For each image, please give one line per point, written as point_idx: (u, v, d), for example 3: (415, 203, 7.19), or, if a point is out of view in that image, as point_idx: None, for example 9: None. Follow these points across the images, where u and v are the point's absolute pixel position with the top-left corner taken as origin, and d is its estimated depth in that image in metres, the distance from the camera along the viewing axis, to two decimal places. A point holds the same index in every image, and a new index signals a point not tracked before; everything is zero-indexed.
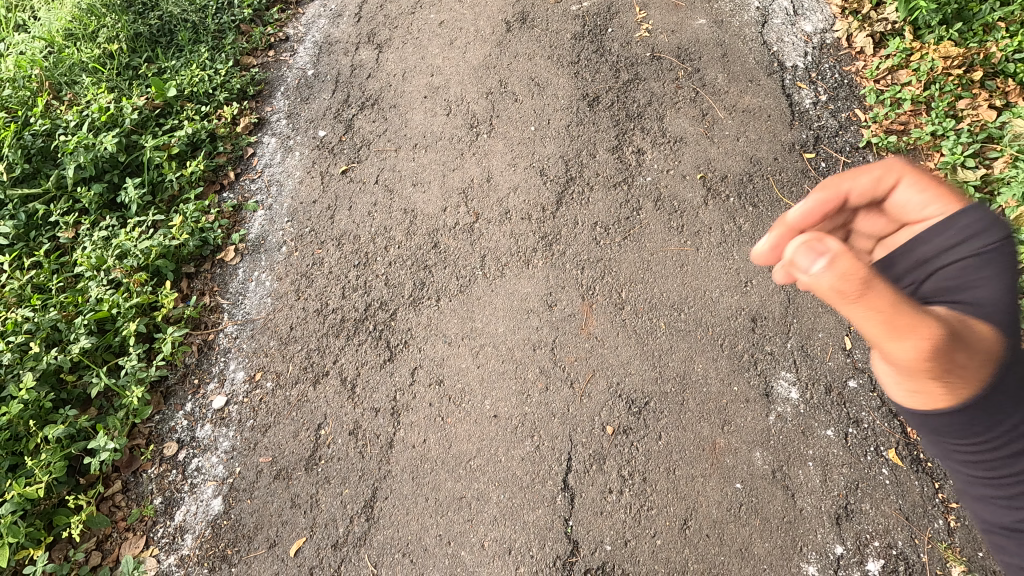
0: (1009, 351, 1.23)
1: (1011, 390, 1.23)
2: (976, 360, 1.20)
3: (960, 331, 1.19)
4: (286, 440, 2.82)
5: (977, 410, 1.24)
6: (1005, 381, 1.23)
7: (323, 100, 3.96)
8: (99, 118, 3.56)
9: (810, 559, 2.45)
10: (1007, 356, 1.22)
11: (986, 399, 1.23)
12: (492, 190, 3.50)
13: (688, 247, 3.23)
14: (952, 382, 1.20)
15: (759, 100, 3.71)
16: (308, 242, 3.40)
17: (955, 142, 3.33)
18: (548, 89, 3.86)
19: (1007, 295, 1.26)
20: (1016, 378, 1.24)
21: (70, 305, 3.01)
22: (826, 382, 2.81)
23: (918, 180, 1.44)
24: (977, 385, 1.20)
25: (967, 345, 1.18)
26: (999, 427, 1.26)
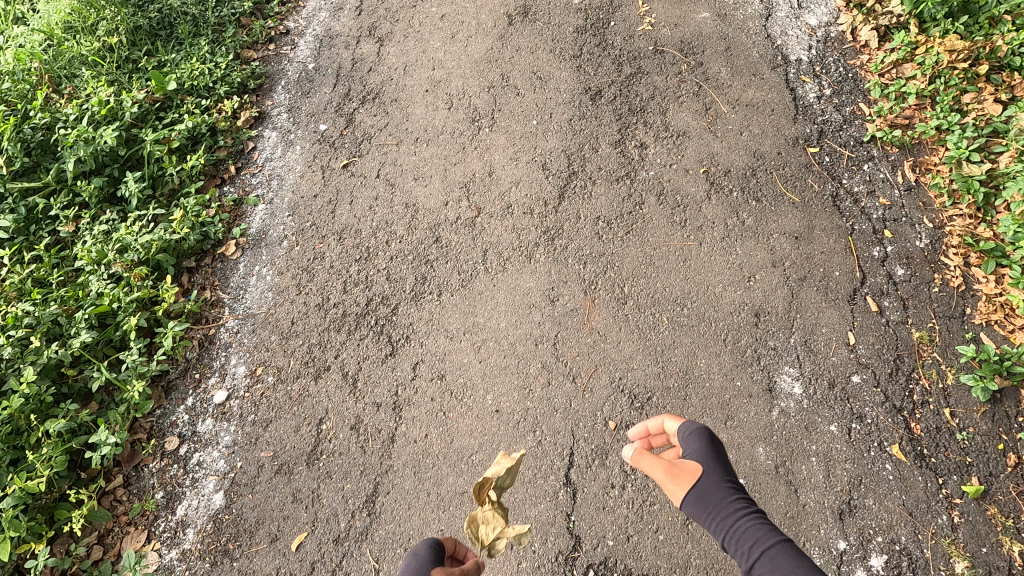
0: (707, 471, 1.88)
1: (712, 492, 1.84)
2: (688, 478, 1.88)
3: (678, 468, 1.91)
4: (287, 434, 2.82)
5: (695, 503, 1.85)
6: (706, 488, 1.85)
7: (324, 94, 3.93)
8: (99, 112, 3.55)
9: (812, 554, 2.44)
10: (706, 469, 1.89)
11: (693, 498, 1.85)
12: (494, 184, 3.48)
13: (691, 242, 3.21)
14: (679, 489, 1.87)
15: (762, 94, 3.68)
16: (310, 237, 3.38)
17: (959, 136, 3.30)
18: (550, 83, 3.83)
19: (707, 447, 1.94)
20: (716, 486, 1.85)
21: (70, 299, 3.00)
22: (829, 377, 2.80)
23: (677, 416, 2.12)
24: (685, 484, 1.87)
25: (683, 472, 1.90)
26: (714, 518, 1.81)
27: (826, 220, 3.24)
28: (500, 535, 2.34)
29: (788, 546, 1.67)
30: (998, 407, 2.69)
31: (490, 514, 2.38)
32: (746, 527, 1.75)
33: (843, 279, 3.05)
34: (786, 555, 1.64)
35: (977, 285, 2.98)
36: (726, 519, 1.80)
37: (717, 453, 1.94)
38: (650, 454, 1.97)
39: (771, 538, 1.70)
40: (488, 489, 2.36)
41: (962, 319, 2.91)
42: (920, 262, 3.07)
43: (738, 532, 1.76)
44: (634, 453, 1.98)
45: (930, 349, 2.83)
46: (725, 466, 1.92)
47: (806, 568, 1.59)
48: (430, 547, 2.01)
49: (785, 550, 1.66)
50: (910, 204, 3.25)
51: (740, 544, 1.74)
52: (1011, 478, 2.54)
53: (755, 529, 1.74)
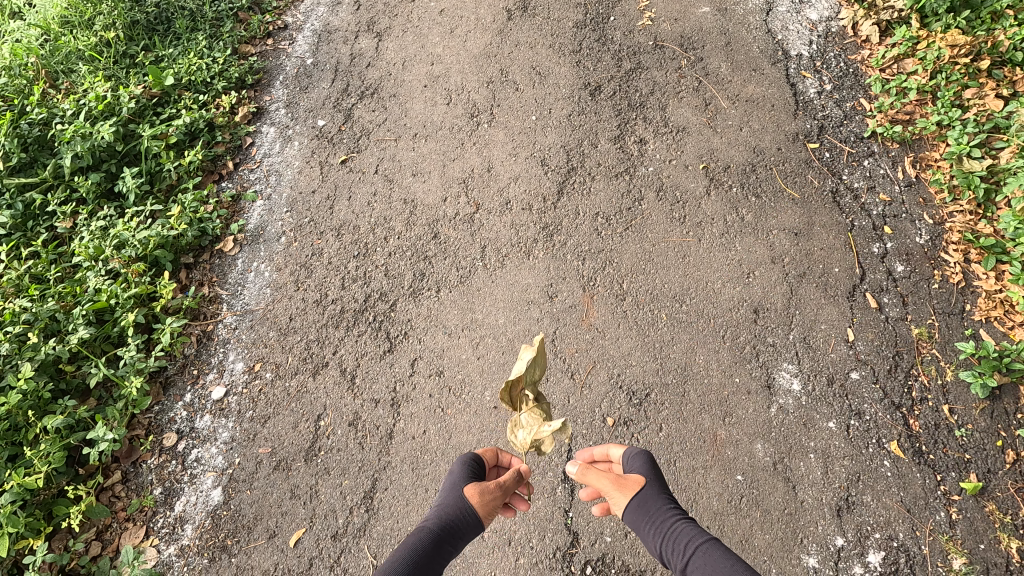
0: (648, 483, 2.19)
1: (652, 502, 2.13)
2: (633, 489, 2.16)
3: (622, 480, 2.19)
4: (285, 430, 2.82)
5: (637, 510, 2.12)
6: (647, 498, 2.14)
7: (322, 89, 3.92)
8: (96, 107, 3.53)
9: (811, 550, 2.44)
10: (647, 483, 2.19)
11: (636, 505, 2.12)
12: (492, 180, 3.47)
13: (690, 238, 3.20)
14: (623, 497, 2.15)
15: (762, 90, 3.66)
16: (308, 233, 3.37)
17: (960, 132, 3.28)
18: (549, 78, 3.82)
19: (648, 464, 2.26)
20: (654, 497, 2.14)
21: (68, 296, 2.99)
22: (828, 374, 2.79)
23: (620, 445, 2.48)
24: (629, 492, 2.15)
25: (626, 484, 2.18)
26: (653, 523, 2.08)
27: (826, 216, 3.23)
28: (539, 436, 2.38)
29: (716, 543, 1.94)
30: (997, 404, 2.68)
31: (530, 415, 2.45)
32: (681, 528, 2.02)
33: (842, 276, 3.04)
34: (713, 547, 1.92)
35: (977, 281, 2.97)
36: (664, 525, 2.06)
37: (656, 471, 2.25)
38: (596, 470, 2.26)
39: (700, 535, 1.98)
40: (520, 390, 2.42)
41: (961, 316, 2.90)
42: (919, 258, 3.06)
43: (674, 535, 2.02)
44: (582, 469, 2.25)
45: (929, 345, 2.83)
46: (663, 483, 2.24)
47: (730, 559, 1.86)
48: (466, 464, 2.35)
49: (714, 548, 1.93)
50: (910, 200, 3.23)
51: (675, 544, 2.00)
52: (1010, 475, 2.54)
53: (687, 529, 2.02)
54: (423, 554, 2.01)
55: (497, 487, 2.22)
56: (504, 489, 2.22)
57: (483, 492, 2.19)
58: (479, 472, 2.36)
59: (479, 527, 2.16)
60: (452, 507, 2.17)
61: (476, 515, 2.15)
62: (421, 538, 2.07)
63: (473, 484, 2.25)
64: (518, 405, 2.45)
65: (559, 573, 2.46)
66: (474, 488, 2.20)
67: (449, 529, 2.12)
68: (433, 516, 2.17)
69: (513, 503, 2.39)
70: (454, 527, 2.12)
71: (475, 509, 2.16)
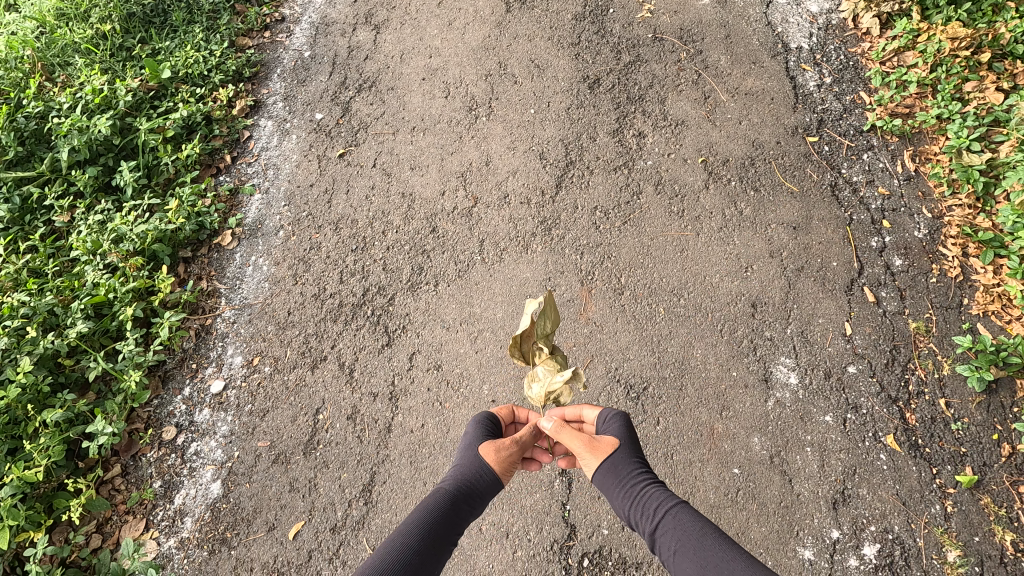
0: (620, 447, 2.12)
1: (623, 465, 2.05)
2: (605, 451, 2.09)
3: (594, 440, 2.12)
4: (284, 424, 2.83)
5: (607, 473, 2.05)
6: (619, 461, 2.07)
7: (320, 82, 3.90)
8: (93, 100, 3.52)
9: (806, 543, 2.46)
10: (621, 447, 2.12)
11: (607, 468, 2.05)
12: (491, 173, 3.46)
13: (688, 232, 3.20)
14: (594, 460, 2.08)
15: (762, 83, 3.65)
16: (306, 227, 3.37)
17: (960, 125, 3.27)
18: (548, 71, 3.80)
19: (621, 428, 2.19)
20: (626, 461, 2.07)
21: (66, 290, 2.99)
22: (825, 368, 2.80)
23: (592, 407, 2.44)
24: (601, 455, 2.07)
25: (598, 444, 2.10)
26: (623, 487, 2.00)
27: (824, 210, 3.22)
28: (552, 388, 2.37)
29: (685, 507, 1.86)
30: (994, 398, 2.69)
31: (545, 366, 2.42)
32: (652, 492, 1.94)
33: (841, 270, 3.04)
34: (682, 511, 1.84)
35: (975, 275, 2.97)
36: (634, 489, 1.98)
37: (629, 437, 2.18)
38: (571, 430, 2.18)
39: (671, 499, 1.90)
40: (531, 344, 2.38)
41: (959, 310, 2.90)
42: (918, 252, 3.06)
43: (644, 498, 1.94)
44: (556, 427, 2.17)
45: (926, 339, 2.83)
46: (638, 448, 2.16)
47: (700, 523, 1.78)
48: (481, 425, 2.30)
49: (683, 511, 1.84)
50: (909, 194, 3.23)
51: (645, 508, 1.91)
52: (1006, 468, 2.55)
53: (658, 494, 1.93)
54: (440, 517, 1.89)
55: (512, 442, 2.16)
56: (520, 446, 2.17)
57: (498, 447, 2.13)
58: (494, 430, 2.32)
59: (498, 485, 2.08)
60: (468, 468, 2.08)
61: (494, 472, 2.07)
62: (438, 500, 1.95)
63: (488, 442, 2.17)
64: (531, 358, 2.43)
65: (556, 565, 2.48)
66: (490, 445, 2.13)
67: (466, 492, 2.01)
68: (449, 478, 2.07)
69: (535, 456, 2.39)
70: (471, 488, 2.02)
71: (492, 467, 2.08)
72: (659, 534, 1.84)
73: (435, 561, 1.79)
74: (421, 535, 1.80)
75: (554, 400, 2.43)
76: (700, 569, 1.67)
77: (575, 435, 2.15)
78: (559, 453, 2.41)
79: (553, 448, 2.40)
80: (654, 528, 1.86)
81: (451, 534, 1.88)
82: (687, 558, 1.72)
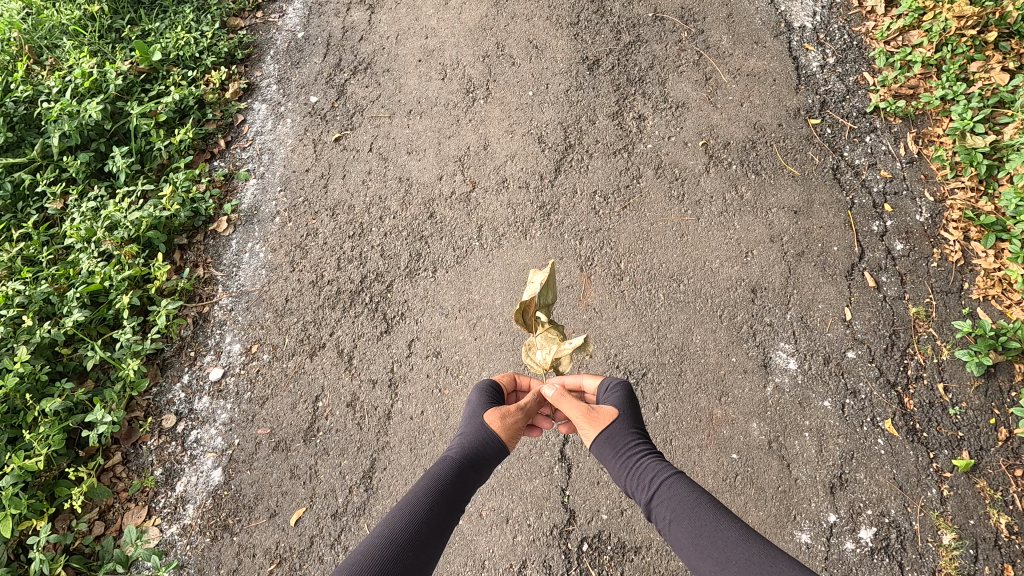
0: (620, 418, 2.13)
1: (621, 436, 2.07)
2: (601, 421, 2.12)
3: (594, 410, 2.15)
4: (284, 411, 2.83)
5: (605, 443, 2.07)
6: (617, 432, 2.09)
7: (314, 64, 3.82)
8: (83, 84, 3.45)
9: (804, 527, 2.48)
10: (619, 417, 2.14)
11: (605, 438, 2.08)
12: (489, 157, 3.42)
13: (688, 216, 3.17)
14: (592, 430, 2.11)
15: (764, 64, 3.59)
16: (302, 213, 3.33)
17: (964, 107, 3.22)
18: (546, 52, 3.73)
19: (621, 399, 2.21)
20: (625, 432, 2.08)
21: (61, 278, 2.96)
22: (824, 353, 2.80)
23: (593, 376, 2.46)
24: (599, 425, 2.10)
25: (599, 414, 2.13)
26: (620, 457, 2.03)
27: (825, 194, 3.19)
28: (557, 355, 2.37)
29: (680, 478, 1.87)
30: (992, 382, 2.70)
31: (547, 335, 2.41)
32: (648, 463, 1.96)
33: (841, 255, 3.02)
34: (678, 482, 1.85)
35: (976, 259, 2.96)
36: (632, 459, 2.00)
37: (628, 407, 2.20)
38: (571, 399, 2.22)
39: (667, 470, 1.91)
40: (533, 315, 2.35)
41: (959, 294, 2.89)
42: (919, 237, 3.04)
43: (640, 469, 1.96)
44: (556, 394, 2.24)
45: (926, 324, 2.83)
46: (637, 418, 2.18)
47: (694, 492, 1.79)
48: (484, 392, 2.32)
49: (678, 482, 1.86)
50: (912, 177, 3.20)
51: (641, 479, 1.94)
52: (1002, 452, 2.57)
53: (654, 465, 1.95)
54: (447, 484, 1.91)
55: (517, 410, 2.20)
56: (526, 412, 2.22)
57: (504, 415, 2.17)
58: (498, 398, 2.35)
59: (504, 452, 2.12)
60: (473, 435, 2.11)
61: (499, 440, 2.11)
62: (445, 467, 1.98)
63: (494, 410, 2.21)
64: (533, 327, 2.40)
65: (555, 550, 2.50)
66: (495, 413, 2.17)
67: (472, 459, 2.03)
68: (455, 446, 2.09)
69: (536, 423, 2.40)
70: (476, 456, 2.05)
71: (497, 434, 2.11)
72: (655, 504, 1.86)
73: (445, 527, 1.81)
74: (429, 502, 1.82)
75: (555, 368, 2.43)
76: (693, 538, 1.69)
77: (574, 403, 2.19)
78: (559, 419, 2.47)
79: (553, 414, 2.45)
80: (650, 498, 1.88)
81: (459, 500, 1.91)
82: (682, 528, 1.74)
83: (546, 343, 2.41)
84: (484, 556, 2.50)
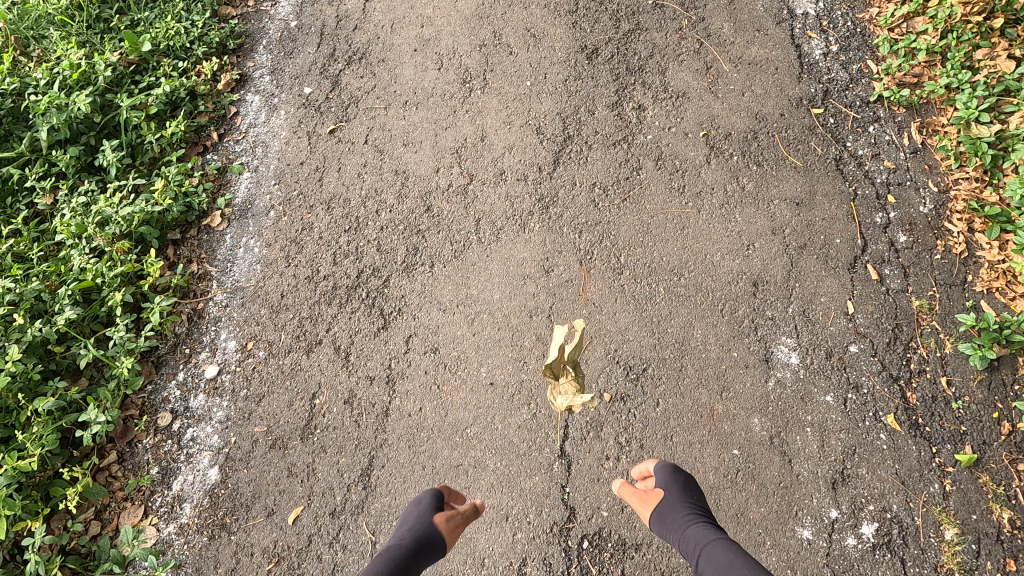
0: (669, 494, 2.30)
1: (671, 512, 2.24)
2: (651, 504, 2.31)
3: (646, 496, 2.33)
4: (281, 409, 2.80)
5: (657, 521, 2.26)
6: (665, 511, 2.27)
7: (307, 54, 3.75)
8: (71, 76, 3.38)
9: (805, 523, 2.46)
10: (668, 495, 2.30)
11: (658, 518, 2.26)
12: (486, 149, 3.36)
13: (689, 209, 3.12)
14: (647, 512, 2.30)
15: (766, 52, 3.52)
16: (297, 207, 3.28)
17: (970, 95, 3.16)
18: (544, 41, 3.65)
19: (669, 476, 2.36)
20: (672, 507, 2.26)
21: (52, 275, 2.91)
22: (826, 347, 2.77)
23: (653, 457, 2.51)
24: (650, 507, 2.29)
25: (651, 499, 2.31)
26: (674, 532, 2.20)
27: (828, 185, 3.15)
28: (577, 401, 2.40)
29: (726, 545, 2.03)
30: (995, 375, 2.67)
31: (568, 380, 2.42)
32: (697, 535, 2.12)
33: (844, 247, 2.98)
34: (722, 552, 2.00)
35: (980, 251, 2.92)
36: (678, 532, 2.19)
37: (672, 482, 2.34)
38: (628, 487, 2.42)
39: (712, 537, 2.09)
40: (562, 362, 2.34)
41: (963, 287, 2.86)
42: (923, 228, 3.00)
43: (692, 541, 2.13)
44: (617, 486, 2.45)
45: (929, 317, 2.80)
46: (690, 492, 2.32)
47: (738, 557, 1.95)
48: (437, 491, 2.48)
49: (723, 549, 2.01)
50: (915, 167, 3.15)
51: (694, 550, 2.10)
52: (1005, 446, 2.55)
53: (703, 536, 2.11)
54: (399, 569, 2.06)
55: (460, 514, 2.35)
56: (469, 515, 2.36)
57: (452, 516, 2.32)
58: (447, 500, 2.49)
59: (444, 550, 2.25)
60: (422, 527, 2.27)
61: (443, 537, 2.25)
62: (397, 553, 2.13)
63: (442, 510, 2.36)
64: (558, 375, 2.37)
65: (556, 547, 2.48)
66: (443, 513, 2.33)
67: (423, 543, 2.20)
68: (405, 534, 2.24)
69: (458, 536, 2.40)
70: (423, 547, 2.19)
71: (442, 532, 2.26)
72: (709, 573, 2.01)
73: None
74: None
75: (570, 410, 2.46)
76: None
77: (631, 493, 2.38)
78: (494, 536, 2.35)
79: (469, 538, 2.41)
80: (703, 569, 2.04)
81: None
82: None
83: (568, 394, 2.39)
84: (484, 554, 2.48)
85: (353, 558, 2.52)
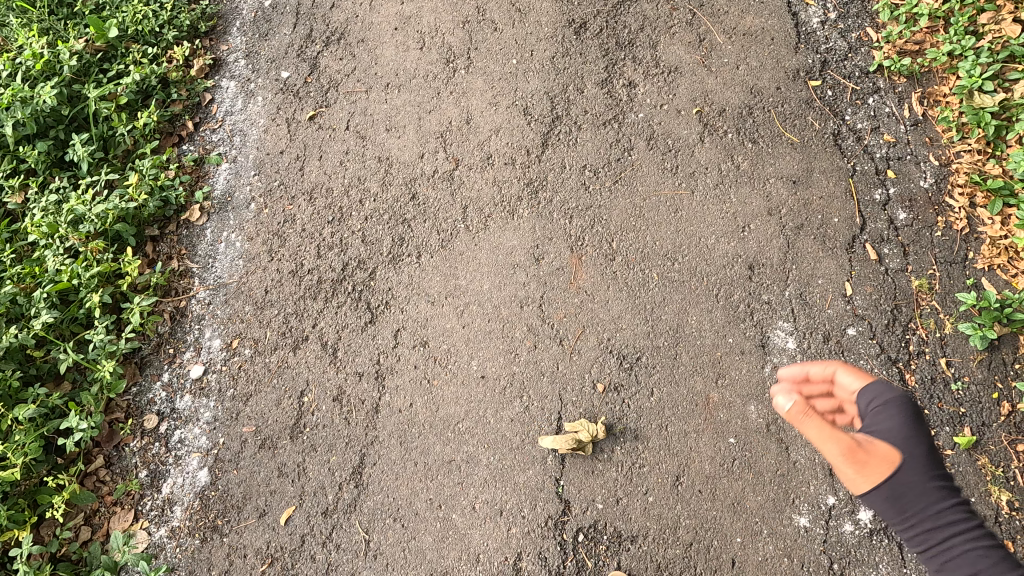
0: (905, 458, 1.56)
1: (908, 489, 1.54)
2: (882, 462, 1.56)
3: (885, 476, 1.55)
4: (268, 408, 2.75)
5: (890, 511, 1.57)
6: (901, 440, 1.59)
7: (283, 35, 3.58)
8: (34, 66, 3.24)
9: (802, 510, 2.44)
10: (901, 461, 1.56)
11: (885, 493, 1.56)
12: (472, 132, 3.24)
13: (683, 190, 3.02)
14: (865, 484, 1.56)
15: (761, 21, 3.37)
16: (278, 198, 3.17)
17: (973, 63, 3.02)
18: (530, 16, 3.50)
19: (905, 426, 1.61)
20: (922, 476, 1.55)
21: (27, 277, 2.83)
22: (824, 331, 2.71)
23: (851, 370, 1.82)
24: (873, 475, 1.55)
25: (873, 455, 1.57)
26: (908, 512, 1.55)
27: (826, 161, 3.04)
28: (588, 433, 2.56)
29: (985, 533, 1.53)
30: (995, 355, 2.62)
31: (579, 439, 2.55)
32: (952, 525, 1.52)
33: (842, 226, 2.90)
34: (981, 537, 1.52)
35: (982, 227, 2.84)
36: (929, 505, 1.54)
37: (910, 415, 1.63)
38: (821, 420, 1.58)
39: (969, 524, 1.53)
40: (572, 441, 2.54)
41: (964, 264, 2.79)
42: (923, 204, 2.91)
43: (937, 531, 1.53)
44: (801, 413, 1.58)
45: (929, 297, 2.73)
46: (929, 452, 1.58)
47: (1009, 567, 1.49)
48: None
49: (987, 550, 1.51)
50: (916, 140, 3.04)
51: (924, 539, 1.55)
52: (1004, 427, 2.51)
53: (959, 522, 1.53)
54: None
55: None
56: None
57: None
58: None
59: None
60: None
61: None
62: None
63: None
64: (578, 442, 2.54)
65: (551, 541, 2.46)
66: None
67: None
68: None
69: None
70: None
71: None
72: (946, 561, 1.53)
73: None
74: None
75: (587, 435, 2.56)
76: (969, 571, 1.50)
77: (837, 441, 1.55)
78: None
79: None
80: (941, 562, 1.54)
81: None
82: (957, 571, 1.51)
83: (585, 422, 2.58)
84: (479, 550, 2.47)
85: (346, 557, 2.50)
